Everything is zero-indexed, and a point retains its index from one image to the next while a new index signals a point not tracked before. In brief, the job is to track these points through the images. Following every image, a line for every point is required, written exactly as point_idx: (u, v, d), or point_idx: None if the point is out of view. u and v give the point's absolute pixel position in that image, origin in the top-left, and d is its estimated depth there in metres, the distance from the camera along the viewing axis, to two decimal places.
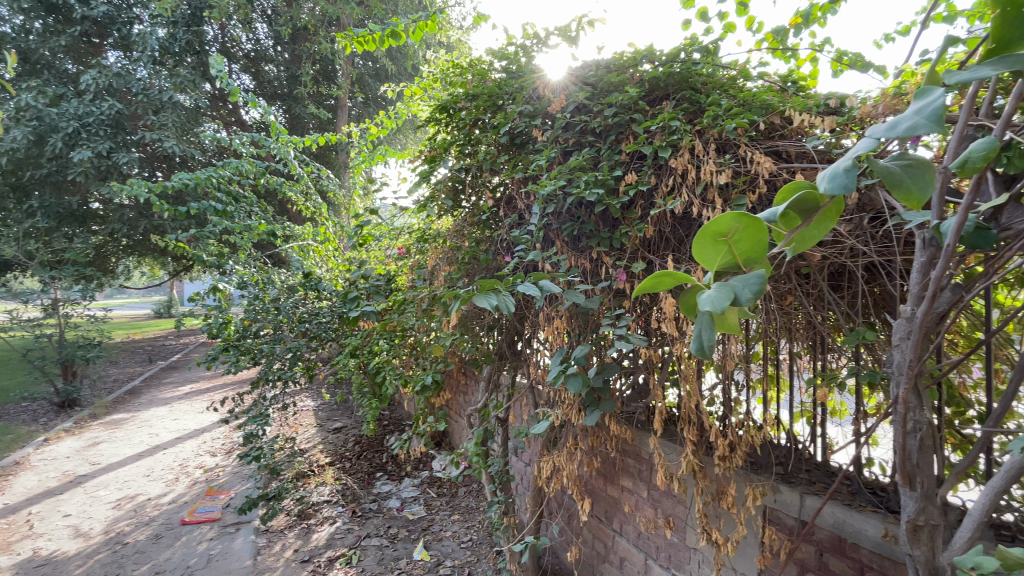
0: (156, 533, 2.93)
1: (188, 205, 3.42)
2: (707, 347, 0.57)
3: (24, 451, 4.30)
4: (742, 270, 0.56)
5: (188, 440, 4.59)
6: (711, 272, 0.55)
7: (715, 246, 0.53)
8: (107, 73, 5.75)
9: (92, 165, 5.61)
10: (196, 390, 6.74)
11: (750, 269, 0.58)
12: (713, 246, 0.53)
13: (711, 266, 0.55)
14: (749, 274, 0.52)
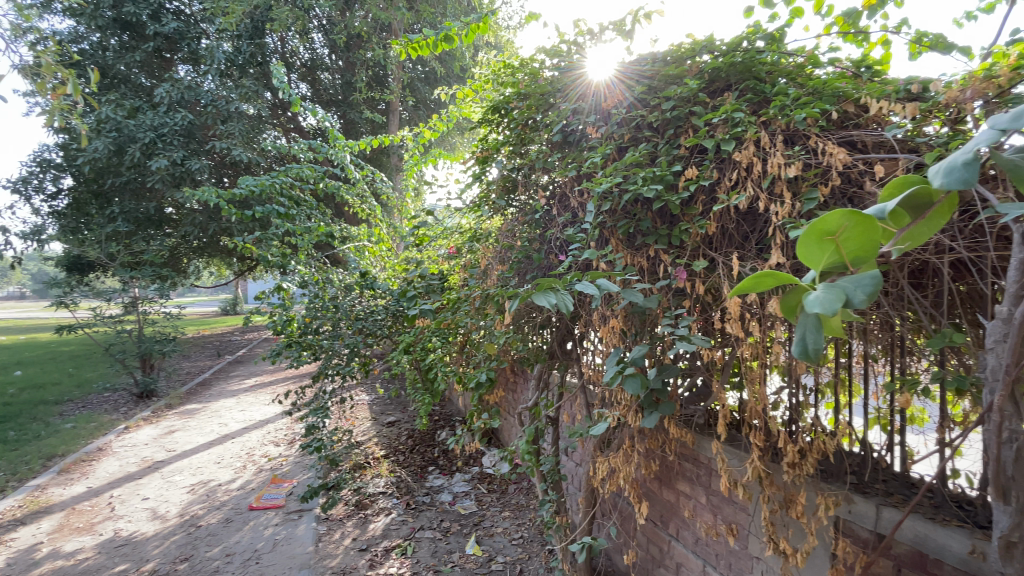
0: (227, 517, 3.12)
1: (253, 209, 3.62)
2: (812, 351, 0.54)
3: (110, 437, 4.68)
4: (851, 270, 0.53)
5: (254, 431, 4.87)
6: (815, 273, 0.52)
7: (820, 245, 0.50)
8: (179, 86, 6.16)
9: (168, 173, 6.04)
10: (260, 383, 7.14)
11: (858, 271, 0.54)
12: (819, 246, 0.51)
13: (816, 266, 0.52)
14: (861, 275, 0.49)
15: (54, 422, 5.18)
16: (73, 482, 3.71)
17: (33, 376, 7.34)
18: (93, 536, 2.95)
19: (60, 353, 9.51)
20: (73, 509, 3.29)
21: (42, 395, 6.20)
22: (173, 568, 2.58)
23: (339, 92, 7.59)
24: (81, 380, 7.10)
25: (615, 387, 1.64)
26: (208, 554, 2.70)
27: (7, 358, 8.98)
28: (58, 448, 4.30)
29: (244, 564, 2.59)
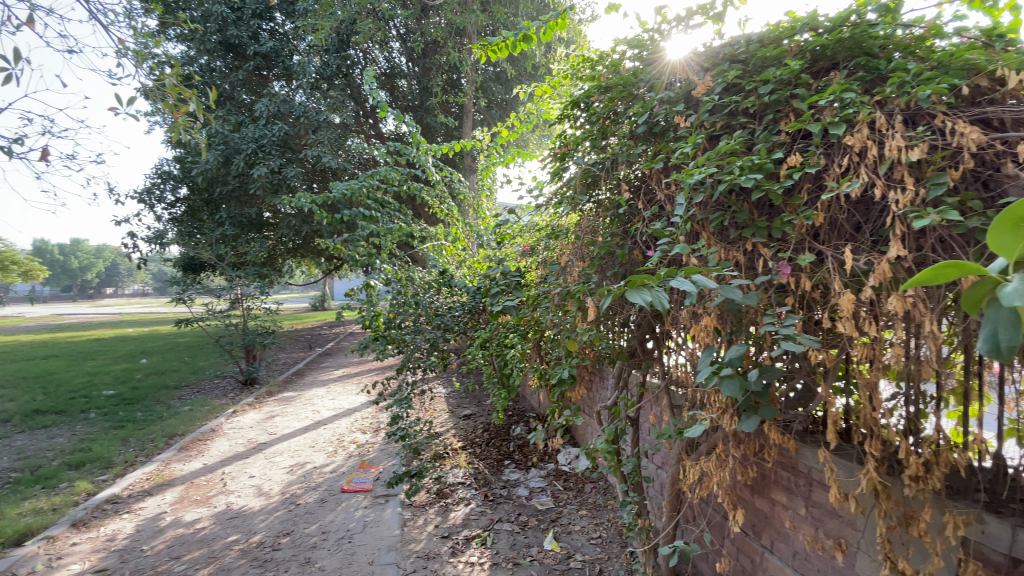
0: (322, 497, 3.37)
1: (343, 212, 3.86)
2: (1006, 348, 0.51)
3: (220, 419, 5.22)
4: None
5: (342, 418, 5.22)
6: (1009, 261, 0.52)
7: (1017, 229, 0.51)
8: (275, 101, 6.71)
9: (268, 180, 6.61)
10: (346, 374, 7.64)
11: None
12: (1015, 231, 0.51)
13: (1011, 252, 0.52)
14: None
15: (176, 405, 5.86)
16: (192, 459, 4.17)
17: (158, 363, 8.36)
18: (209, 507, 3.30)
19: (179, 343, 10.75)
20: (193, 483, 3.70)
21: (166, 380, 7.04)
22: (277, 541, 2.83)
23: (417, 97, 7.90)
24: (196, 368, 7.98)
25: (708, 388, 1.57)
26: (306, 530, 2.92)
27: (137, 347, 10.30)
28: (179, 428, 4.86)
29: (338, 542, 2.77)
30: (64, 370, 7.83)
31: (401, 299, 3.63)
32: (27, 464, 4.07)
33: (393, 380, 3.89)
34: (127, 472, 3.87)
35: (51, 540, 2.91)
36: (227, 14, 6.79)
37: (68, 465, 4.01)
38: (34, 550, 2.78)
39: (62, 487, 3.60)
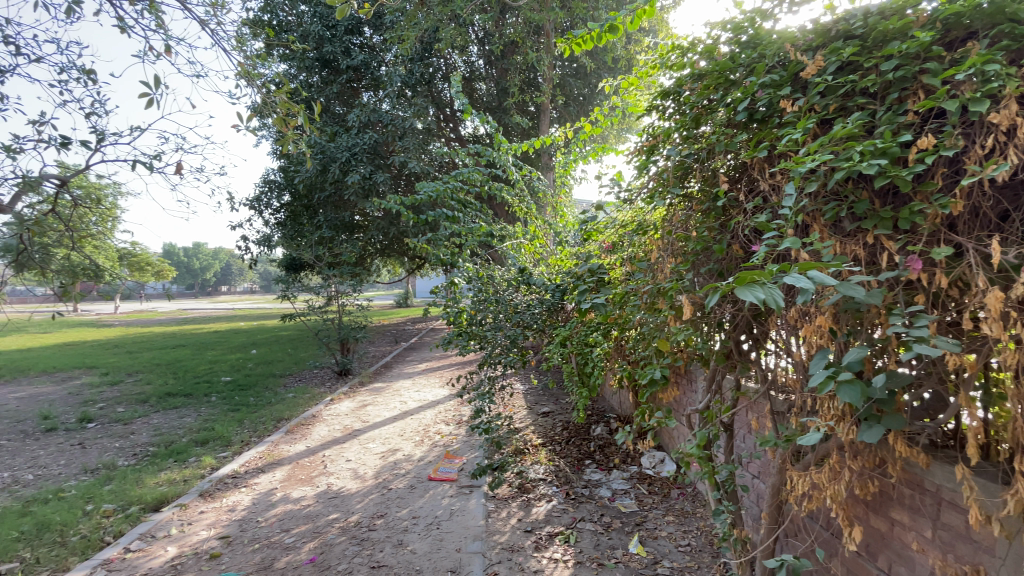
0: (411, 483, 3.56)
1: (428, 213, 4.02)
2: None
3: (319, 406, 5.67)
4: None
5: (427, 409, 5.47)
6: None
7: None
8: (366, 111, 7.17)
9: (359, 186, 7.08)
10: (429, 368, 7.99)
11: None
12: None
13: None
14: None
15: (281, 391, 6.46)
16: (296, 441, 4.57)
17: (267, 354, 9.27)
18: (312, 486, 3.60)
19: (282, 336, 11.86)
20: (298, 463, 4.06)
21: (273, 369, 7.79)
22: (372, 522, 3.02)
23: (495, 99, 8.05)
24: (298, 359, 8.75)
25: (821, 394, 1.45)
26: (398, 514, 3.09)
27: (249, 339, 11.50)
28: (285, 413, 5.35)
29: (427, 528, 2.90)
30: (192, 358, 8.95)
31: (483, 296, 3.73)
32: (164, 439, 4.69)
33: (476, 374, 4.00)
34: (243, 450, 4.33)
35: (184, 507, 3.32)
36: (323, 33, 7.34)
37: (195, 442, 4.57)
38: (170, 515, 3.20)
39: (191, 461, 4.10)
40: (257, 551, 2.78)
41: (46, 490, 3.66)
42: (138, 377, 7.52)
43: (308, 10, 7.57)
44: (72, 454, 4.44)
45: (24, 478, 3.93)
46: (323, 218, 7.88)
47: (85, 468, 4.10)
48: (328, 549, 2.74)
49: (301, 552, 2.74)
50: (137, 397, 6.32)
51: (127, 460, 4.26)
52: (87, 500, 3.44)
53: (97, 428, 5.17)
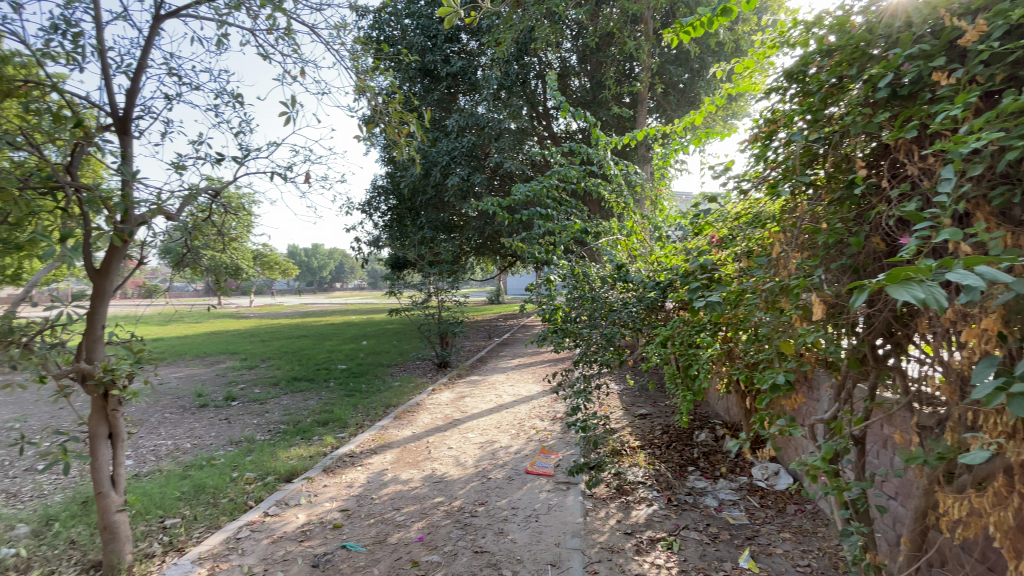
0: (510, 475, 3.66)
1: (523, 212, 4.08)
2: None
3: (423, 395, 6.04)
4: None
5: (522, 404, 5.59)
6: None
7: None
8: (464, 115, 7.46)
9: (458, 187, 7.40)
10: (523, 363, 8.16)
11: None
12: None
13: None
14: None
15: (388, 380, 6.97)
16: (403, 426, 4.91)
17: (375, 345, 10.04)
18: (418, 470, 3.84)
19: (387, 329, 12.78)
20: (405, 447, 4.35)
21: (380, 359, 8.42)
22: (474, 508, 3.16)
23: (590, 93, 7.98)
24: (402, 350, 9.37)
25: (984, 408, 1.26)
26: (498, 503, 3.20)
27: (359, 331, 12.53)
28: (392, 400, 5.76)
29: (526, 519, 2.97)
30: (313, 347, 9.96)
31: (579, 294, 3.69)
32: (292, 418, 5.29)
33: (572, 372, 4.00)
34: (357, 432, 4.74)
35: (310, 480, 3.71)
36: (425, 44, 7.77)
37: (317, 422, 5.08)
38: (299, 486, 3.60)
39: (314, 440, 4.57)
40: (372, 525, 3.03)
41: (202, 457, 4.29)
42: (269, 362, 8.54)
43: (412, 23, 8.05)
44: (220, 427, 5.16)
45: (186, 445, 4.65)
46: (425, 219, 8.38)
47: (231, 440, 4.75)
48: (435, 531, 2.91)
49: (411, 530, 2.94)
50: (270, 380, 7.18)
51: (263, 435, 4.86)
52: (234, 468, 3.98)
53: (240, 405, 5.96)
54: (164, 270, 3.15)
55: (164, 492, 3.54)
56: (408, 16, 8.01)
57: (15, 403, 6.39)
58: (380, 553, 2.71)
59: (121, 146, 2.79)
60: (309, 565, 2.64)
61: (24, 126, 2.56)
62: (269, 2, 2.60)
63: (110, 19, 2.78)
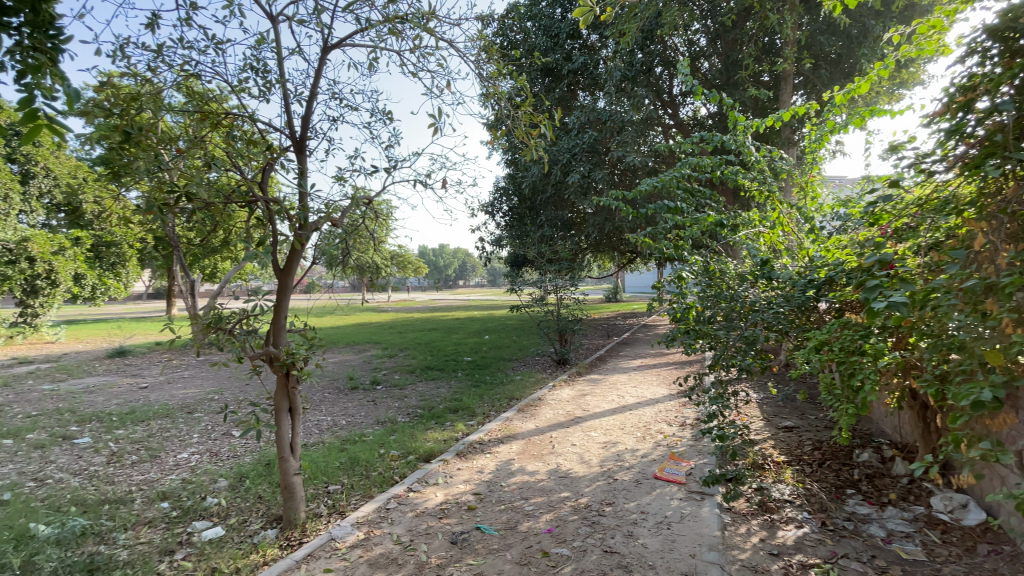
0: (637, 478, 3.58)
1: (649, 206, 3.93)
2: None
3: (545, 390, 6.15)
4: None
5: (647, 406, 5.41)
6: None
7: None
8: (586, 111, 7.43)
9: (579, 185, 7.38)
10: (646, 364, 7.89)
11: None
12: None
13: None
14: None
15: (510, 374, 7.23)
16: (527, 419, 5.06)
17: (496, 340, 10.45)
18: (544, 463, 3.93)
19: (507, 324, 13.23)
20: (530, 440, 4.47)
21: (502, 354, 8.74)
22: (602, 508, 3.14)
23: (722, 75, 7.43)
24: (522, 346, 9.63)
25: None
26: (626, 505, 3.15)
27: (481, 326, 13.15)
28: (516, 393, 5.97)
29: (657, 525, 2.88)
30: (441, 340, 10.68)
31: (714, 292, 3.46)
32: (427, 404, 5.75)
33: (705, 376, 3.78)
34: (485, 421, 4.99)
35: (446, 463, 4.00)
36: (547, 44, 7.88)
37: (449, 409, 5.46)
38: (437, 467, 3.90)
39: (447, 425, 4.92)
40: (503, 511, 3.18)
41: (354, 433, 4.86)
42: (405, 352, 9.37)
43: (534, 25, 8.21)
44: (368, 408, 5.80)
45: (341, 422, 5.30)
46: (545, 217, 8.53)
47: (377, 420, 5.31)
48: (563, 524, 2.96)
49: (539, 521, 3.02)
50: (406, 368, 7.88)
51: (403, 418, 5.36)
52: (381, 445, 4.44)
53: (383, 390, 6.64)
54: (327, 270, 3.64)
55: (326, 461, 4.08)
56: (530, 19, 8.19)
57: (215, 378, 7.85)
58: (512, 539, 2.83)
59: (297, 163, 3.27)
60: (448, 541, 2.85)
61: (230, 151, 3.13)
62: (420, 24, 2.86)
63: (288, 55, 3.27)
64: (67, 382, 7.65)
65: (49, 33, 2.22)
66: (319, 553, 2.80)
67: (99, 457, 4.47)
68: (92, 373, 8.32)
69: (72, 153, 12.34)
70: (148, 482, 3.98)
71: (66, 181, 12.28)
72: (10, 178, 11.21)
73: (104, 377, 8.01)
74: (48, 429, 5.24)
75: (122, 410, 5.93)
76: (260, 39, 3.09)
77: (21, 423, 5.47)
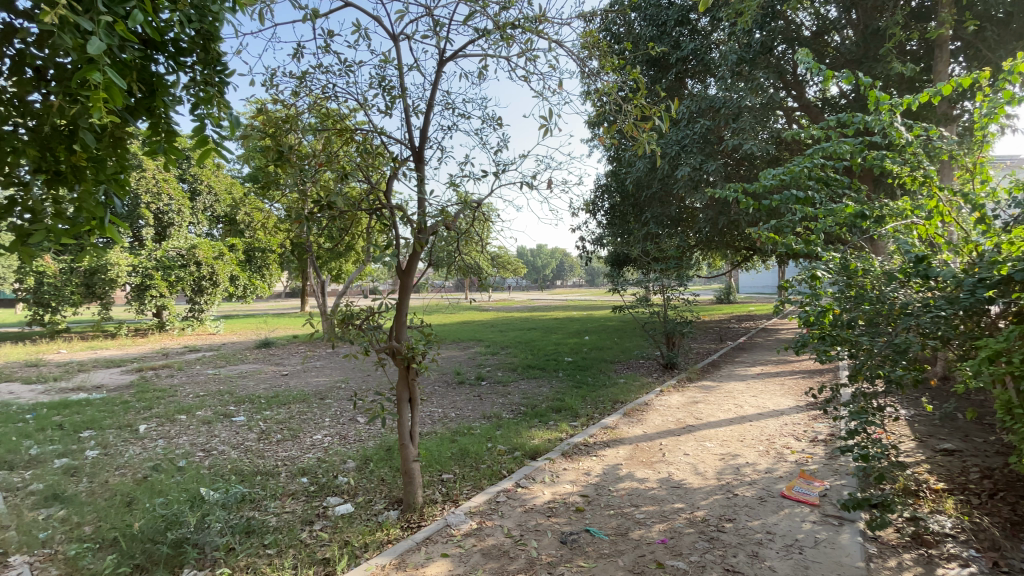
0: (760, 495, 3.31)
1: (773, 199, 3.61)
2: None
3: (652, 395, 5.92)
4: None
5: (769, 419, 4.98)
6: None
7: None
8: (696, 100, 7.04)
9: (689, 178, 7.01)
10: (766, 372, 7.26)
11: None
12: None
13: None
14: None
15: (614, 376, 7.06)
16: (634, 424, 4.91)
17: (598, 341, 10.30)
18: (654, 471, 3.78)
19: (608, 326, 12.98)
20: (638, 446, 4.33)
21: (605, 356, 8.59)
22: (721, 524, 2.95)
23: (859, 48, 6.58)
24: (626, 348, 9.37)
25: None
26: (749, 523, 2.93)
27: (582, 327, 13.04)
28: (621, 396, 5.83)
29: (786, 548, 2.63)
30: (541, 339, 10.77)
31: (856, 293, 3.11)
32: (531, 402, 5.84)
33: (842, 387, 3.38)
34: (590, 423, 4.94)
35: (552, 461, 4.02)
36: (654, 34, 7.62)
37: (552, 409, 5.49)
38: (543, 465, 3.94)
39: (551, 424, 4.96)
40: (613, 516, 3.12)
41: (464, 426, 5.09)
42: (508, 350, 9.60)
43: (639, 16, 7.97)
44: (475, 403, 6.04)
45: (451, 415, 5.58)
46: (651, 214, 8.23)
47: (484, 415, 5.51)
48: (678, 536, 2.83)
49: (652, 530, 2.92)
50: (510, 366, 8.07)
51: (508, 414, 5.49)
52: (489, 439, 4.59)
53: (488, 386, 6.87)
54: (433, 271, 3.70)
55: (440, 451, 4.31)
56: (635, 10, 7.97)
57: (341, 368, 8.69)
58: (624, 546, 2.77)
59: (417, 171, 3.50)
60: (558, 540, 2.86)
61: (358, 163, 3.44)
62: (531, 25, 2.91)
63: (407, 71, 3.51)
64: (226, 368, 8.96)
65: (215, 68, 2.62)
66: (436, 538, 2.97)
67: (251, 434, 5.17)
68: (244, 361, 9.66)
69: (229, 172, 14.48)
70: (290, 458, 4.51)
71: (224, 196, 14.41)
72: (184, 196, 13.42)
73: (253, 364, 9.27)
74: (214, 407, 6.18)
75: (268, 394, 6.81)
76: (383, 58, 3.35)
77: (195, 400, 6.52)
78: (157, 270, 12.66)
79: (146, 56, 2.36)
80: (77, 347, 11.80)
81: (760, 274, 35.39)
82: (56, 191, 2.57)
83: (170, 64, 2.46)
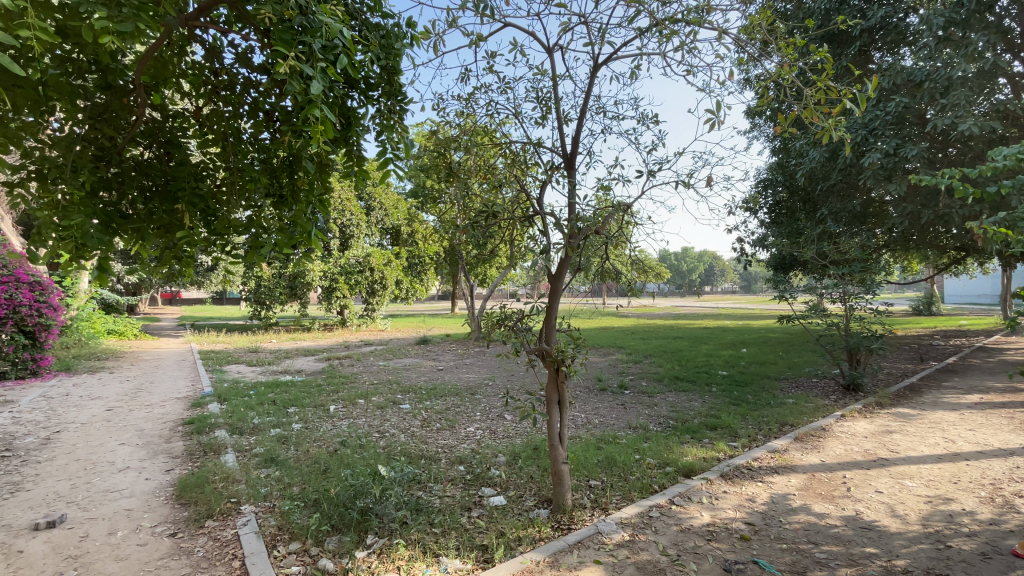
0: (983, 551, 2.70)
1: (1005, 185, 2.90)
2: None
3: (828, 419, 5.16)
4: None
5: (996, 460, 4.00)
6: None
7: None
8: (889, 74, 5.99)
9: (879, 167, 5.98)
10: (989, 402, 5.83)
11: None
12: None
13: None
14: None
15: (779, 395, 6.31)
16: (808, 451, 4.32)
17: (756, 355, 9.34)
18: (836, 507, 3.29)
19: (770, 338, 11.66)
20: (815, 476, 3.81)
21: (766, 371, 7.74)
22: None
23: None
24: (793, 364, 8.33)
25: None
26: None
27: (737, 338, 11.94)
28: (789, 417, 5.19)
29: None
30: (690, 349, 10.12)
31: None
32: (682, 416, 5.52)
33: None
34: (752, 445, 4.48)
35: (710, 482, 3.74)
36: (831, 5, 6.69)
37: (706, 425, 5.12)
38: (700, 484, 3.68)
39: (706, 442, 4.62)
40: (786, 551, 2.78)
41: (609, 433, 5.02)
42: (652, 359, 9.23)
43: None
44: (620, 411, 5.91)
45: (595, 421, 5.55)
46: (827, 210, 7.20)
47: (630, 424, 5.36)
48: None
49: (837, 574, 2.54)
50: (655, 375, 7.76)
51: (655, 426, 5.27)
52: (636, 450, 4.46)
53: (633, 395, 6.67)
54: (570, 277, 3.75)
55: (588, 456, 4.32)
56: None
57: (489, 367, 9.23)
58: None
59: (567, 176, 3.56)
60: (721, 567, 2.65)
61: (511, 173, 3.61)
62: (696, 16, 2.75)
63: (561, 80, 3.59)
64: (393, 361, 10.15)
65: (397, 98, 2.96)
66: (588, 543, 2.96)
67: (416, 421, 5.76)
68: (407, 355, 10.83)
69: (396, 189, 16.39)
70: (449, 446, 4.91)
71: (393, 210, 16.32)
72: (362, 211, 15.49)
73: (415, 358, 10.34)
74: (385, 395, 7.03)
75: (427, 387, 7.53)
76: (539, 71, 3.48)
77: (370, 388, 7.50)
78: (341, 275, 14.87)
79: (346, 93, 2.78)
80: (284, 337, 14.45)
81: (973, 281, 28.69)
82: (279, 211, 3.18)
83: (362, 98, 2.87)
